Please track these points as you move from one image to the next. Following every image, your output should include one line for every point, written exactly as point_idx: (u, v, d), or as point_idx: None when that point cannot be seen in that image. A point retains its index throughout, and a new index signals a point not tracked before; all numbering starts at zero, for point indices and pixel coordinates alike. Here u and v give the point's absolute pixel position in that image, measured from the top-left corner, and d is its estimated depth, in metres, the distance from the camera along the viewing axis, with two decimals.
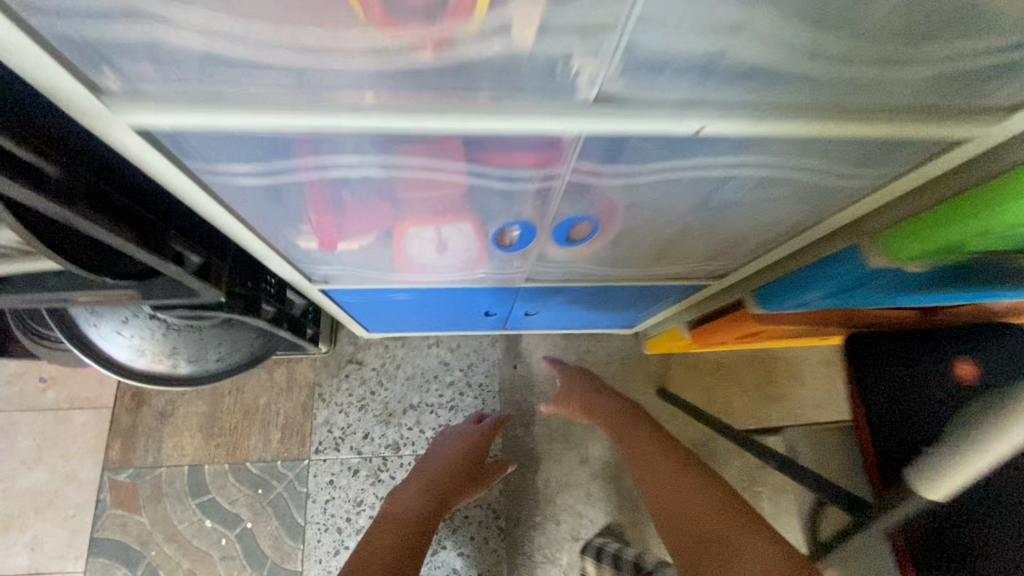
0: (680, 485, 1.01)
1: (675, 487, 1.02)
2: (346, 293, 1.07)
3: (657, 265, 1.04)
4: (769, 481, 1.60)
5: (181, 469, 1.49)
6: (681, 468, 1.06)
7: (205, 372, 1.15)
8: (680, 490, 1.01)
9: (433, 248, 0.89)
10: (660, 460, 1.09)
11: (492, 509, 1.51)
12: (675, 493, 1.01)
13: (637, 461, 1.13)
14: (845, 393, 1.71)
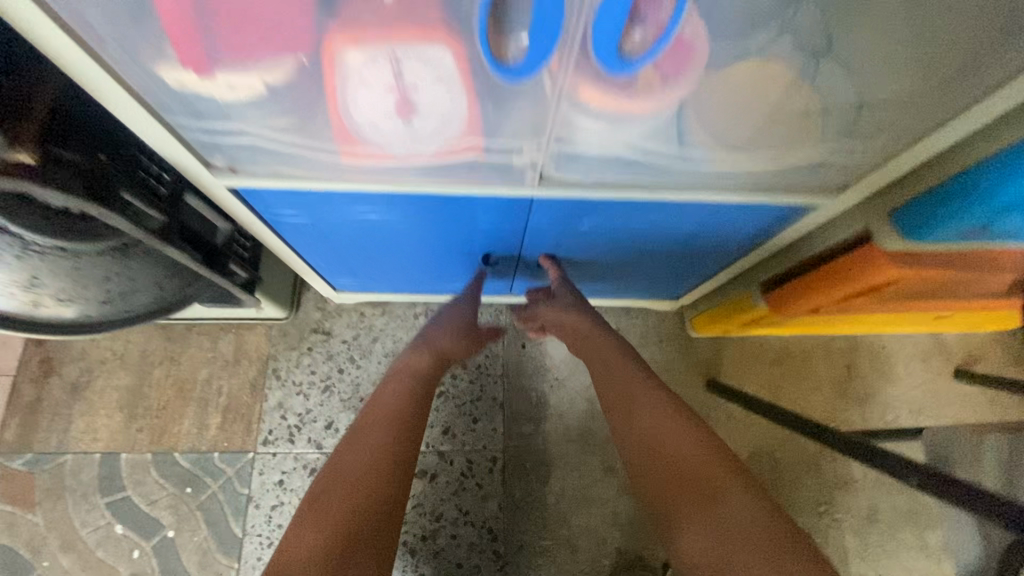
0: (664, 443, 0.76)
1: (660, 438, 0.76)
2: (276, 202, 0.72)
3: (751, 167, 0.66)
4: (852, 507, 1.21)
5: (92, 457, 1.16)
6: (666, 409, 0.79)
7: (88, 318, 0.85)
8: (669, 445, 0.75)
9: (389, 94, 0.54)
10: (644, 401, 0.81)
11: (487, 528, 1.15)
12: (663, 447, 0.75)
13: (614, 400, 0.84)
14: (953, 397, 1.31)
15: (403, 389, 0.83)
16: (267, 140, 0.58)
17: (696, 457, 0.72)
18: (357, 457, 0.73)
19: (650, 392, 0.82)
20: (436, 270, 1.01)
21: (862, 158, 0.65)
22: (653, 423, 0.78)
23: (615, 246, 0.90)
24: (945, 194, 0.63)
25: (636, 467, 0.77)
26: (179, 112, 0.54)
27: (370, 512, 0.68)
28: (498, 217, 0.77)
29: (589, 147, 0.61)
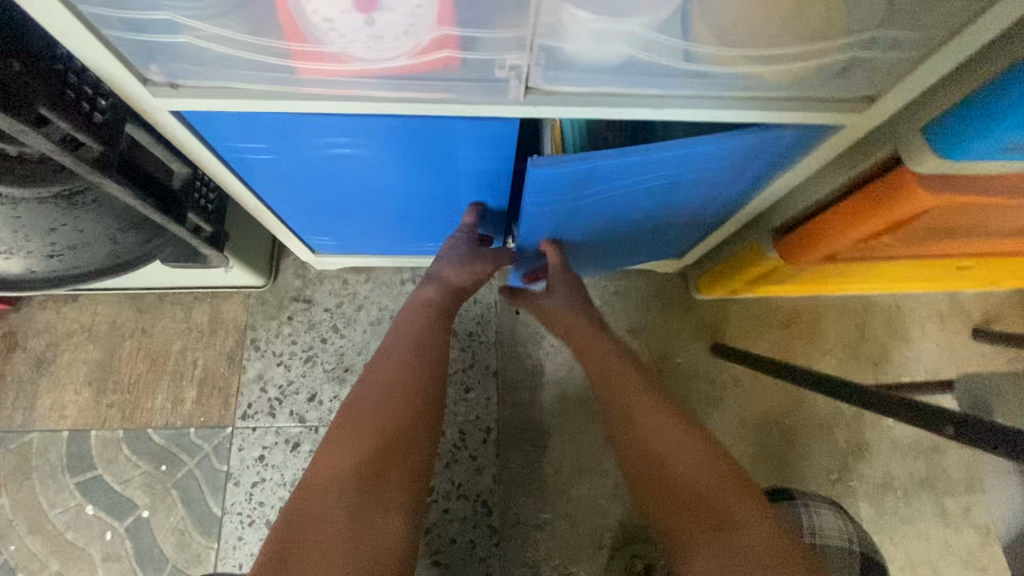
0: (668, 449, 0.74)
1: (662, 445, 0.74)
2: (229, 131, 0.64)
3: (767, 77, 0.58)
4: (867, 474, 1.15)
5: (60, 436, 1.09)
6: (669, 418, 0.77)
7: (35, 274, 0.78)
8: (671, 454, 0.73)
9: None
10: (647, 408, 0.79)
11: (482, 501, 1.09)
12: (666, 461, 0.73)
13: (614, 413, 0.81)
14: (976, 360, 1.23)
15: (420, 318, 0.82)
16: (206, 39, 0.50)
17: (701, 466, 0.71)
18: (380, 389, 0.72)
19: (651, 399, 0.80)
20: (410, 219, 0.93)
21: (896, 59, 0.57)
22: (656, 432, 0.75)
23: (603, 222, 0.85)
24: (982, 100, 0.55)
25: (635, 475, 0.76)
26: (95, 3, 0.46)
27: (388, 444, 0.67)
28: (483, 152, 0.71)
29: (580, 47, 0.54)
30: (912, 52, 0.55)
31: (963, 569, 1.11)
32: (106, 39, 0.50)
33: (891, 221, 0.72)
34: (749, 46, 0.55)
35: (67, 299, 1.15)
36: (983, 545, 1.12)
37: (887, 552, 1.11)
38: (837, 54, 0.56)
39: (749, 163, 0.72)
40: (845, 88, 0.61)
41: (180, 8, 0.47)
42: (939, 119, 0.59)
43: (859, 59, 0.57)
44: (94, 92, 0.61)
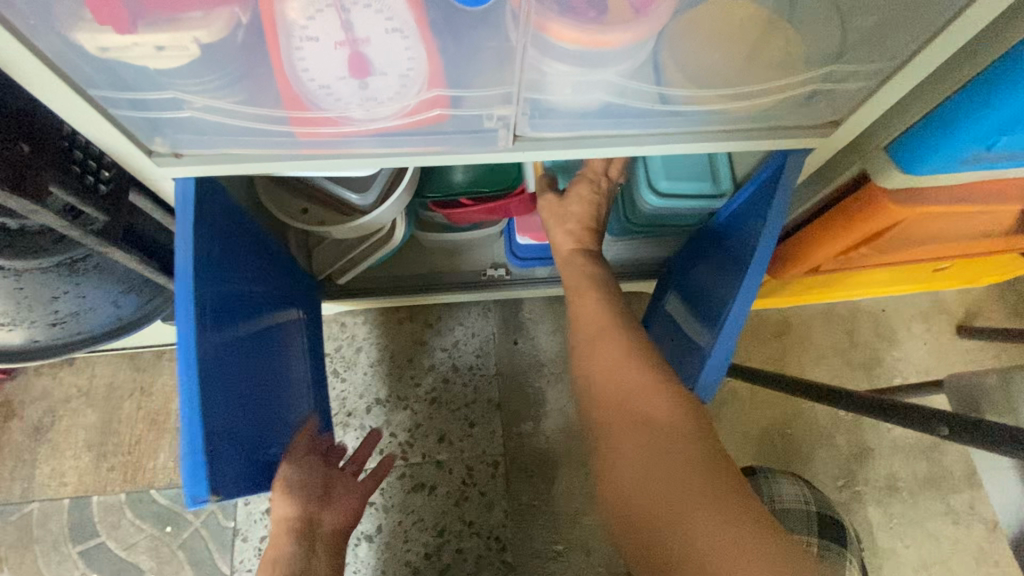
0: (621, 373, 0.72)
1: (647, 409, 0.68)
2: (213, 193, 0.65)
3: (743, 108, 0.62)
4: (872, 477, 1.16)
5: (60, 504, 1.07)
6: (620, 346, 0.75)
7: (38, 344, 0.78)
8: (655, 411, 0.68)
9: (343, 58, 0.51)
10: (612, 348, 0.75)
11: (495, 537, 1.08)
12: (651, 417, 0.67)
13: (583, 339, 0.79)
14: (964, 357, 1.26)
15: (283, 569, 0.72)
16: (211, 110, 0.53)
17: (684, 430, 0.66)
18: None
19: (622, 339, 0.76)
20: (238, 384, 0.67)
21: (855, 87, 0.61)
22: (637, 400, 0.69)
23: (675, 353, 0.87)
24: (936, 122, 0.60)
25: (614, 428, 0.69)
26: (103, 85, 0.49)
27: None
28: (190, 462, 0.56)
29: (563, 95, 0.58)
30: (868, 80, 0.59)
31: (975, 565, 1.12)
32: (112, 116, 0.52)
33: (872, 231, 0.76)
34: (715, 83, 0.60)
35: (63, 364, 1.15)
36: (990, 539, 1.13)
37: (900, 555, 1.12)
38: (799, 87, 0.60)
39: (757, 216, 0.74)
40: (814, 115, 0.65)
41: (186, 85, 0.50)
42: (905, 130, 0.63)
43: (819, 89, 0.61)
44: (98, 164, 0.61)
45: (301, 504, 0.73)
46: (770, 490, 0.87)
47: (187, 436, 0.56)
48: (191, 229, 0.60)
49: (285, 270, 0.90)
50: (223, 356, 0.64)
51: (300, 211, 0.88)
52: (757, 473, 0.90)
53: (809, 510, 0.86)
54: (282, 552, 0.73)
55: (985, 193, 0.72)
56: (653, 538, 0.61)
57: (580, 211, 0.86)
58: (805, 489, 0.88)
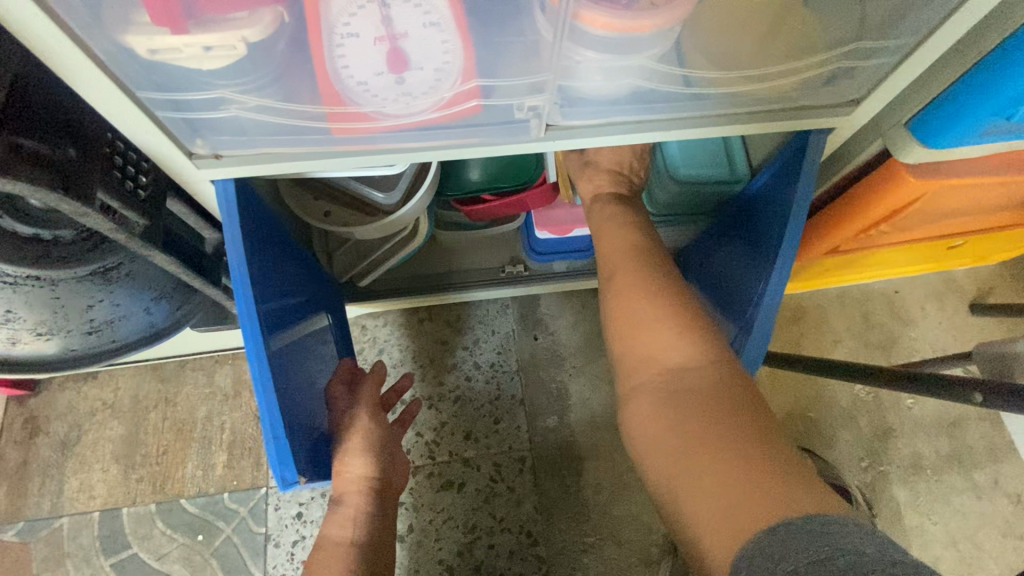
0: (640, 311, 0.73)
1: (664, 347, 0.70)
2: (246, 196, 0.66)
3: (769, 89, 0.64)
4: (896, 456, 1.17)
5: (90, 517, 1.07)
6: (637, 284, 0.76)
7: (73, 354, 0.78)
8: (672, 354, 0.69)
9: (381, 52, 0.52)
10: (630, 287, 0.76)
11: (527, 532, 1.08)
12: (670, 360, 0.69)
13: (604, 279, 0.80)
14: (980, 335, 1.27)
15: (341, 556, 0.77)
16: (253, 109, 0.54)
17: (705, 375, 0.66)
18: None
19: (642, 278, 0.76)
20: (287, 377, 0.70)
21: (878, 64, 0.62)
22: (659, 347, 0.70)
23: None
24: (956, 97, 0.61)
25: (633, 373, 0.72)
26: (148, 87, 0.50)
27: None
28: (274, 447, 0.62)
29: (592, 82, 0.59)
30: (891, 57, 0.60)
31: (1004, 539, 1.12)
32: (156, 120, 0.53)
33: (892, 206, 0.77)
34: (739, 65, 0.62)
35: (87, 378, 1.15)
36: (1018, 514, 1.14)
37: (928, 532, 1.13)
38: (822, 66, 0.62)
39: (777, 193, 0.76)
40: (837, 94, 0.66)
41: (228, 85, 0.51)
42: (926, 105, 0.65)
43: (841, 68, 0.62)
44: (136, 170, 0.62)
45: (369, 462, 0.80)
46: None
47: (270, 426, 0.62)
48: (239, 231, 0.62)
49: (310, 273, 0.91)
50: (275, 355, 0.67)
51: (323, 214, 0.89)
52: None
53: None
54: (360, 510, 0.79)
55: (1002, 164, 0.73)
56: (659, 469, 0.64)
57: (610, 158, 0.87)
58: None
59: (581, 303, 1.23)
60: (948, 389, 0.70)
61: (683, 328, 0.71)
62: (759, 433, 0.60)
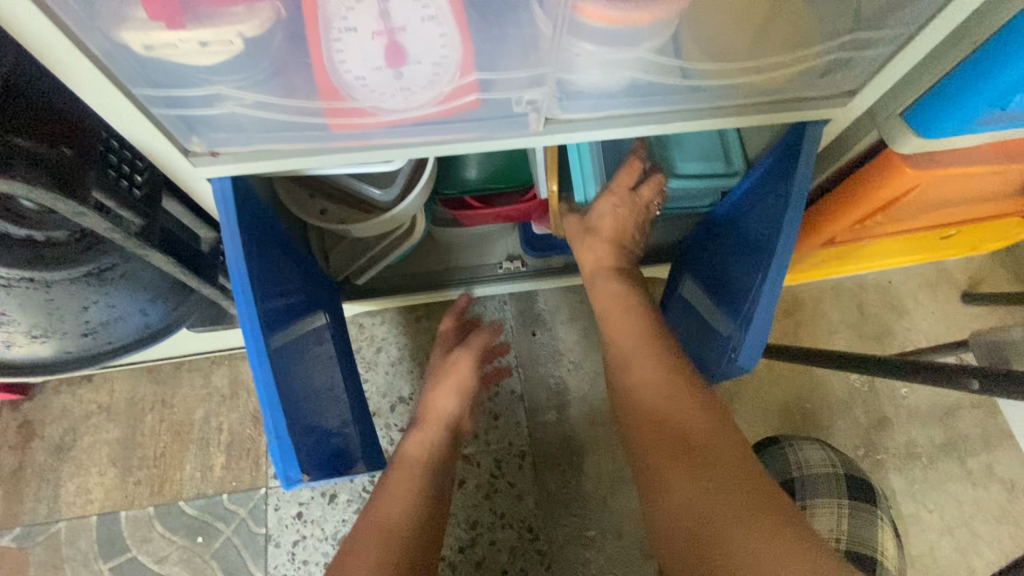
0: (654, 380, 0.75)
1: (683, 414, 0.71)
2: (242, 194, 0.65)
3: (767, 82, 0.64)
4: (892, 445, 1.18)
5: (88, 521, 1.07)
6: (649, 355, 0.77)
7: (69, 356, 0.77)
8: (703, 440, 0.68)
9: (379, 47, 0.52)
10: (642, 358, 0.77)
11: (528, 527, 1.09)
12: (701, 446, 0.67)
13: (616, 349, 0.82)
14: (972, 323, 1.28)
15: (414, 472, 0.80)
16: (249, 106, 0.53)
17: (724, 444, 0.67)
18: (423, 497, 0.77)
19: (653, 349, 0.78)
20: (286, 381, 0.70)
21: (874, 55, 0.62)
22: (677, 415, 0.71)
23: (699, 332, 0.89)
24: (950, 87, 0.62)
25: (659, 459, 0.69)
26: (143, 84, 0.49)
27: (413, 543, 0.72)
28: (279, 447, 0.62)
29: (590, 75, 0.59)
30: (886, 47, 0.61)
31: (999, 525, 1.14)
32: (152, 116, 0.53)
33: (887, 198, 0.78)
34: (737, 58, 0.62)
35: (82, 381, 1.14)
36: (1011, 499, 1.15)
37: (925, 519, 1.14)
38: (818, 58, 0.62)
39: (774, 186, 0.77)
40: (833, 85, 0.66)
41: (225, 81, 0.51)
42: (921, 95, 0.65)
43: (838, 59, 0.63)
44: (131, 168, 0.61)
45: (451, 402, 0.89)
46: (796, 458, 0.90)
47: (273, 424, 0.62)
48: (235, 227, 0.61)
49: (306, 271, 0.91)
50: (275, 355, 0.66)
51: (320, 211, 0.89)
52: (782, 441, 0.92)
53: (836, 471, 0.89)
54: (437, 440, 0.85)
55: (999, 154, 0.74)
56: (692, 545, 0.62)
57: (611, 227, 0.88)
58: (831, 452, 0.91)
59: (578, 298, 1.23)
60: (941, 376, 0.71)
61: (711, 417, 0.70)
62: (783, 504, 0.62)
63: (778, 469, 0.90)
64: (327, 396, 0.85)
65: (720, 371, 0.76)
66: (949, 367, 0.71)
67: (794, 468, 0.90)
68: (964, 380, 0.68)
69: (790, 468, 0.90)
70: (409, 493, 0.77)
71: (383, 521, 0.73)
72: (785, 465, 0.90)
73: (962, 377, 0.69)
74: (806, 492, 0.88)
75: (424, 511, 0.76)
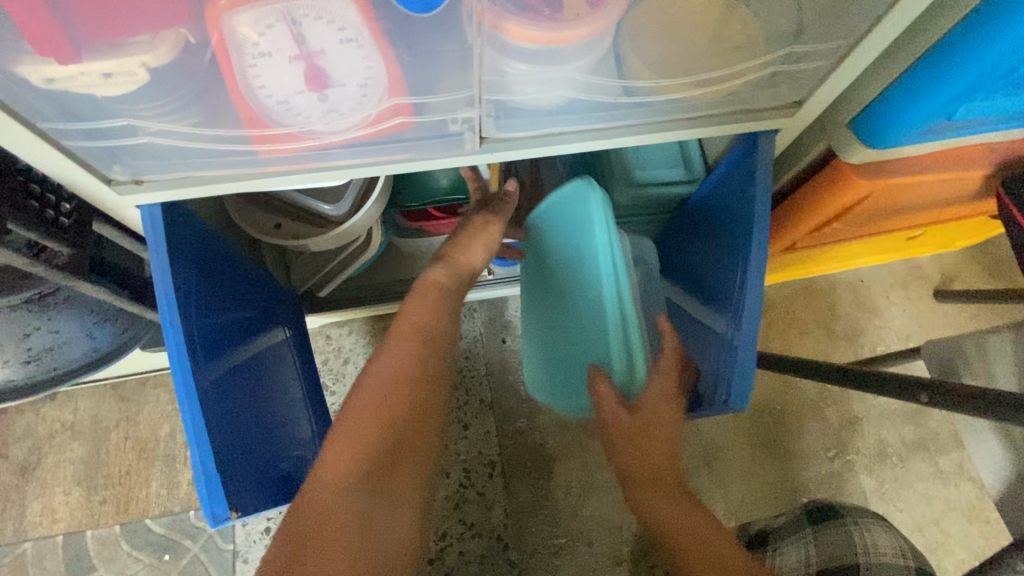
0: None
1: None
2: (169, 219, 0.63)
3: (708, 96, 0.62)
4: (863, 445, 1.18)
5: (54, 542, 1.06)
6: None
7: (12, 384, 0.76)
8: None
9: (296, 71, 0.50)
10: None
11: (497, 536, 1.09)
12: None
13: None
14: (943, 320, 1.28)
15: (431, 300, 0.71)
16: (166, 134, 0.52)
17: None
18: (437, 310, 0.70)
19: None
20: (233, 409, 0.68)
21: (814, 67, 0.61)
22: None
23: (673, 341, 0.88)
24: (891, 100, 0.61)
25: None
26: (55, 117, 0.48)
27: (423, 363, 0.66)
28: (206, 479, 0.60)
29: (524, 95, 0.58)
30: (826, 59, 0.59)
31: (968, 523, 1.14)
32: (66, 148, 0.51)
33: (841, 206, 0.77)
34: (679, 72, 0.60)
35: (46, 399, 1.12)
36: (980, 497, 1.16)
37: (895, 518, 1.15)
38: (761, 69, 0.60)
39: (731, 196, 0.75)
40: (776, 96, 0.65)
41: (137, 112, 0.49)
42: (865, 105, 0.64)
43: (779, 71, 0.62)
44: (58, 198, 0.61)
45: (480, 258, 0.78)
46: (861, 541, 0.71)
47: (200, 457, 0.61)
48: (165, 253, 0.61)
49: (265, 289, 0.89)
50: (214, 384, 0.65)
51: (273, 227, 0.86)
52: (846, 518, 0.74)
53: (910, 566, 0.70)
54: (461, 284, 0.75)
55: (951, 162, 0.73)
56: None
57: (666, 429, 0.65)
58: (901, 540, 0.73)
59: None
60: (898, 388, 0.70)
61: None
62: None
63: (838, 549, 0.72)
64: (293, 413, 0.84)
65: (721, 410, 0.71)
66: (908, 381, 0.70)
67: (858, 551, 0.71)
68: (920, 395, 0.68)
69: (852, 549, 0.71)
70: (434, 310, 0.70)
71: (413, 326, 0.68)
72: (847, 545, 0.72)
73: (916, 392, 0.68)
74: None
75: (444, 336, 0.69)
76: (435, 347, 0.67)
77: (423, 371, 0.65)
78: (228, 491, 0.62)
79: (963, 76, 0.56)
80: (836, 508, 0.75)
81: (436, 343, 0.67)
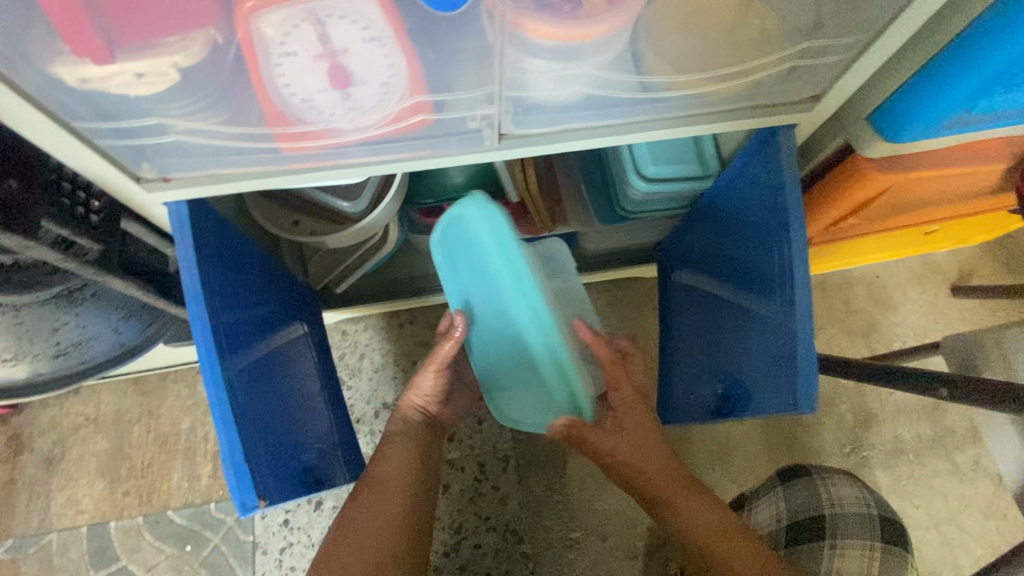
0: None
1: None
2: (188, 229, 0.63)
3: (726, 90, 0.62)
4: (878, 442, 1.18)
5: (78, 532, 1.08)
6: None
7: (42, 377, 0.78)
8: None
9: (321, 70, 0.51)
10: None
11: (511, 530, 1.10)
12: None
13: None
14: (961, 316, 1.27)
15: (399, 447, 0.76)
16: (194, 132, 0.53)
17: None
18: (402, 460, 0.75)
19: None
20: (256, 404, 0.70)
21: (832, 62, 0.61)
22: None
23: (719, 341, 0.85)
24: (910, 95, 0.61)
25: None
26: (88, 117, 0.49)
27: (391, 511, 0.70)
28: (233, 471, 0.61)
29: (542, 91, 0.59)
30: (844, 53, 0.59)
31: (985, 519, 1.14)
32: (97, 146, 0.53)
33: (864, 198, 0.76)
34: (697, 67, 0.60)
35: (69, 394, 1.15)
36: (997, 494, 1.15)
37: (911, 515, 1.14)
38: (778, 64, 0.60)
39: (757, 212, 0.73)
40: (793, 90, 0.65)
41: (166, 110, 0.50)
42: (884, 98, 0.64)
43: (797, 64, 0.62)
44: (88, 195, 0.63)
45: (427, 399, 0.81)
46: (827, 494, 0.77)
47: (229, 448, 0.62)
48: (191, 249, 0.62)
49: (282, 284, 0.90)
50: (236, 378, 0.67)
51: (291, 223, 0.87)
52: (814, 474, 0.79)
53: (871, 513, 0.76)
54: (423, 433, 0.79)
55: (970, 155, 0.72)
56: None
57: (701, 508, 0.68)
58: (863, 489, 0.79)
59: None
60: (921, 386, 0.70)
61: None
62: None
63: (809, 502, 0.77)
64: (311, 408, 0.86)
65: (767, 408, 0.69)
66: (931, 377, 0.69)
67: (825, 503, 0.77)
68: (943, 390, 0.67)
69: (820, 503, 0.77)
70: (403, 457, 0.75)
71: (376, 478, 0.72)
72: (816, 499, 0.77)
73: (937, 386, 0.68)
74: (836, 533, 0.75)
75: (411, 483, 0.73)
76: (400, 499, 0.71)
77: (392, 519, 0.69)
78: (256, 482, 0.63)
79: (983, 71, 0.56)
80: (802, 467, 0.81)
81: (399, 492, 0.72)
